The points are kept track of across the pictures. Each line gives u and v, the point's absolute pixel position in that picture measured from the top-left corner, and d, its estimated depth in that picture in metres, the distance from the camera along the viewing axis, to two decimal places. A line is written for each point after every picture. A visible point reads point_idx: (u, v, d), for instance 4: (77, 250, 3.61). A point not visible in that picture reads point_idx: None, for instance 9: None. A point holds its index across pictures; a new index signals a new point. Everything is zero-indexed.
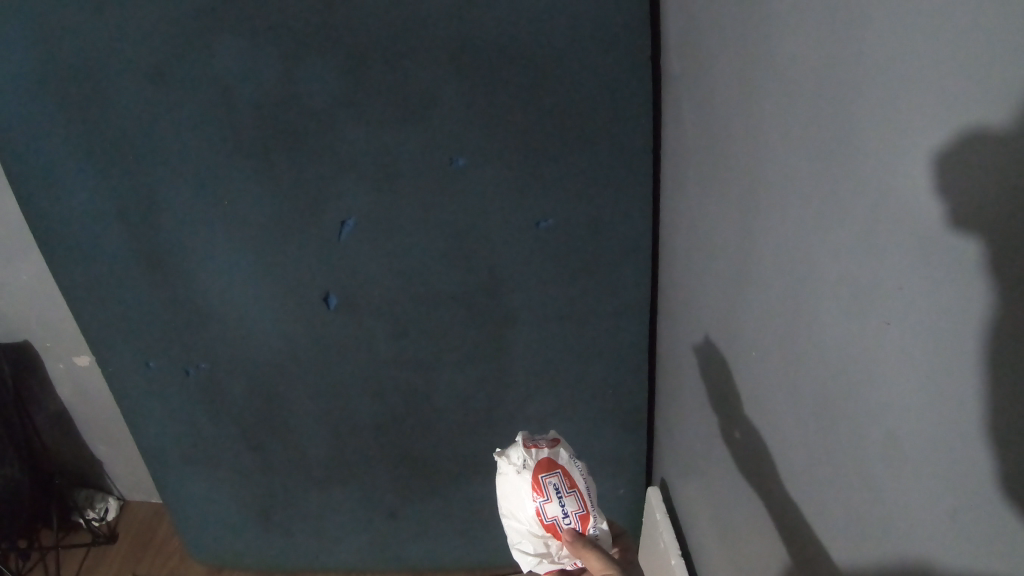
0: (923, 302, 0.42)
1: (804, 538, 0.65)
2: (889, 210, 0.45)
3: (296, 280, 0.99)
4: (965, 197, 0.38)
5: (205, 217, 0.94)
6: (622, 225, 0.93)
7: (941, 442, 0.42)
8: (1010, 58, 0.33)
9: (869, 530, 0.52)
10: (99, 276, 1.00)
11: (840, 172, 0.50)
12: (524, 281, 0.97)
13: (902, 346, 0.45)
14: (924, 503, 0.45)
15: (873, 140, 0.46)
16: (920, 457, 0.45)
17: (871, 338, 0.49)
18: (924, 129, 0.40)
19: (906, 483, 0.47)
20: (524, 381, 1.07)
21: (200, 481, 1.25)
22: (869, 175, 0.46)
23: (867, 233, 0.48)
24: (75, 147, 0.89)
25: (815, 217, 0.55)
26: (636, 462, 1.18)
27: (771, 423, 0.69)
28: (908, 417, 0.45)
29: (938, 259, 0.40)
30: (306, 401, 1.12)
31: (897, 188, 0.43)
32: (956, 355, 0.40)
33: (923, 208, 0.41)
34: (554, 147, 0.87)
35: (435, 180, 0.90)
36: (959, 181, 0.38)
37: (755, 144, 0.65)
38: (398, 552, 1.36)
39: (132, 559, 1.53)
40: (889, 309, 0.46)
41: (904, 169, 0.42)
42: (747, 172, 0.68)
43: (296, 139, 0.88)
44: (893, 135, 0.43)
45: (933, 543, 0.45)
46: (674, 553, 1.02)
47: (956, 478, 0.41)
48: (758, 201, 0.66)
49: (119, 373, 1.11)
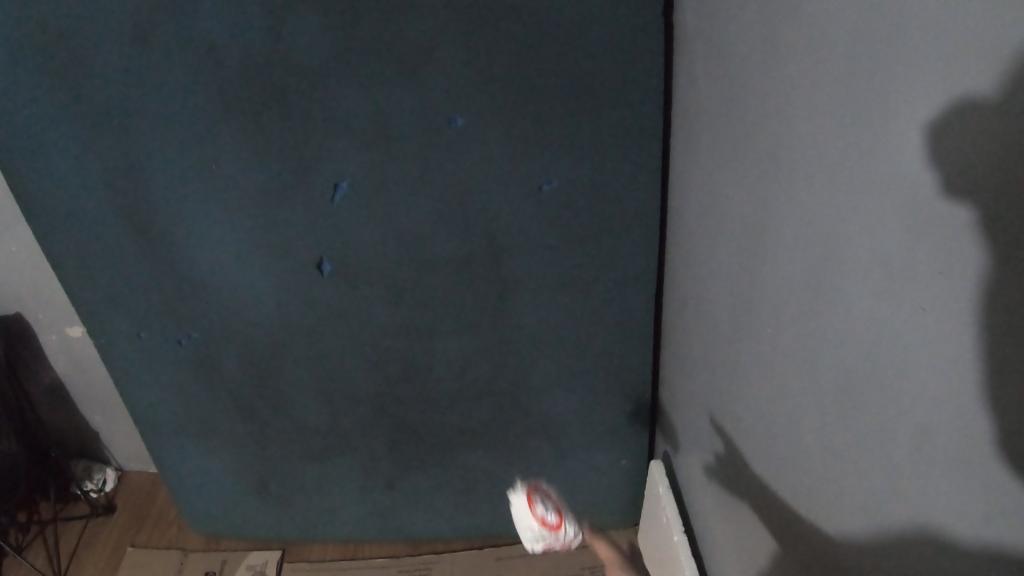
0: (934, 277, 0.41)
1: (817, 519, 0.64)
2: (887, 186, 0.44)
3: (290, 249, 0.97)
4: (963, 166, 0.37)
5: (197, 184, 0.91)
6: (629, 186, 0.90)
7: (959, 428, 0.41)
8: (1009, 21, 0.33)
9: (884, 517, 0.51)
10: (88, 247, 0.98)
11: (854, 139, 0.48)
12: (526, 246, 0.95)
13: (919, 328, 0.43)
14: (937, 487, 0.44)
15: (885, 103, 0.43)
16: (923, 427, 0.44)
17: (885, 319, 0.47)
18: (926, 96, 0.39)
19: (911, 455, 0.46)
20: (526, 349, 1.06)
21: (197, 454, 1.25)
22: (885, 143, 0.44)
23: (881, 205, 0.45)
24: (57, 113, 0.86)
25: (813, 194, 0.54)
26: (638, 428, 1.18)
27: (775, 394, 0.69)
28: (910, 387, 0.45)
29: (936, 228, 0.40)
30: (303, 370, 1.11)
31: (916, 154, 0.41)
32: (976, 337, 0.38)
33: (921, 180, 0.41)
34: (558, 105, 0.84)
35: (434, 141, 0.87)
36: (958, 148, 0.38)
37: (753, 119, 0.64)
38: (396, 521, 1.36)
39: (131, 530, 1.52)
40: (906, 286, 0.44)
41: (926, 134, 0.40)
42: (746, 146, 0.67)
43: (287, 98, 0.84)
44: (913, 96, 0.41)
45: (952, 533, 0.43)
46: (677, 527, 1.03)
47: (962, 442, 0.41)
48: (756, 176, 0.65)
49: (112, 346, 1.09)
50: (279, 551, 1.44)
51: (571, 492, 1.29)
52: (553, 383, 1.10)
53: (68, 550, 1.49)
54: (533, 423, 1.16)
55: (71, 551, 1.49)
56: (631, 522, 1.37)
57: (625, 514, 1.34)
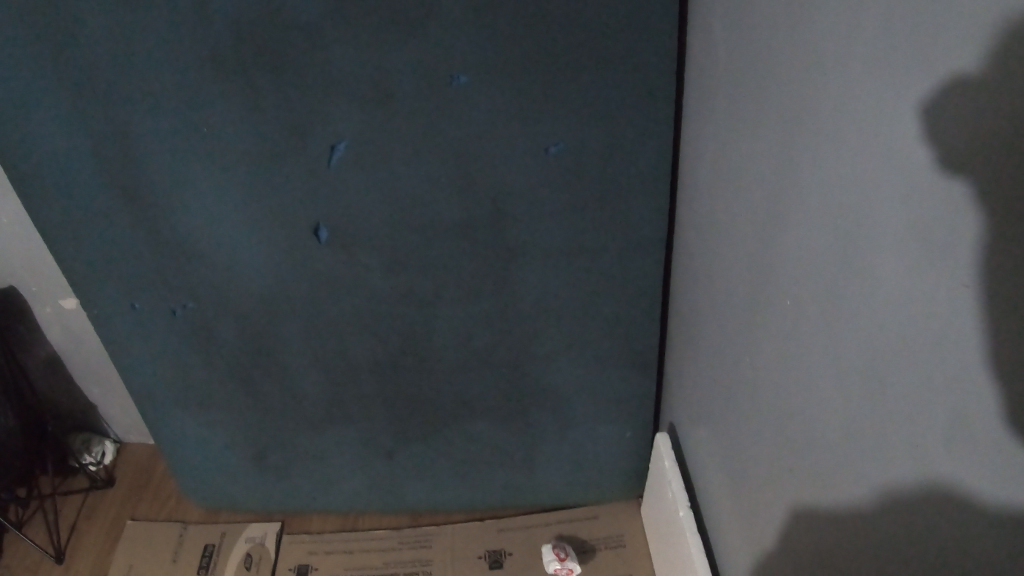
0: (958, 235, 0.40)
1: (821, 494, 0.63)
2: (911, 144, 0.44)
3: (287, 215, 0.94)
4: (993, 119, 0.37)
5: (191, 148, 0.88)
6: (638, 148, 0.87)
7: (987, 399, 0.40)
8: None
9: (900, 491, 0.51)
10: (79, 216, 0.95)
11: (882, 104, 0.46)
12: (531, 211, 0.92)
13: (947, 298, 0.42)
14: (956, 448, 0.44)
15: (910, 58, 0.43)
16: (942, 389, 0.44)
17: (908, 288, 0.46)
18: (954, 49, 0.39)
19: (927, 418, 0.46)
20: (529, 317, 1.04)
21: (194, 425, 1.23)
22: (916, 107, 0.43)
23: (911, 172, 0.44)
24: (42, 76, 0.83)
25: (829, 156, 0.54)
26: (642, 397, 1.16)
27: (780, 362, 0.68)
28: (929, 349, 0.45)
29: (962, 183, 0.39)
30: (301, 339, 1.09)
31: (952, 117, 0.40)
32: (1012, 305, 0.37)
33: (949, 135, 0.40)
34: (563, 63, 0.81)
35: (435, 100, 0.83)
36: (986, 100, 0.37)
37: (765, 82, 0.63)
38: (396, 492, 1.35)
39: (131, 503, 1.52)
40: (934, 255, 0.43)
41: (963, 95, 0.39)
42: (756, 110, 0.66)
43: (282, 57, 0.81)
44: (949, 57, 0.39)
45: (975, 505, 0.43)
46: (682, 503, 1.04)
47: (984, 402, 0.40)
48: (768, 140, 0.64)
49: (106, 316, 1.07)
50: (280, 522, 1.43)
51: (573, 462, 1.28)
52: (556, 352, 1.09)
53: (68, 524, 1.49)
54: (535, 392, 1.15)
55: (71, 525, 1.48)
56: (632, 492, 1.36)
57: (626, 484, 1.34)
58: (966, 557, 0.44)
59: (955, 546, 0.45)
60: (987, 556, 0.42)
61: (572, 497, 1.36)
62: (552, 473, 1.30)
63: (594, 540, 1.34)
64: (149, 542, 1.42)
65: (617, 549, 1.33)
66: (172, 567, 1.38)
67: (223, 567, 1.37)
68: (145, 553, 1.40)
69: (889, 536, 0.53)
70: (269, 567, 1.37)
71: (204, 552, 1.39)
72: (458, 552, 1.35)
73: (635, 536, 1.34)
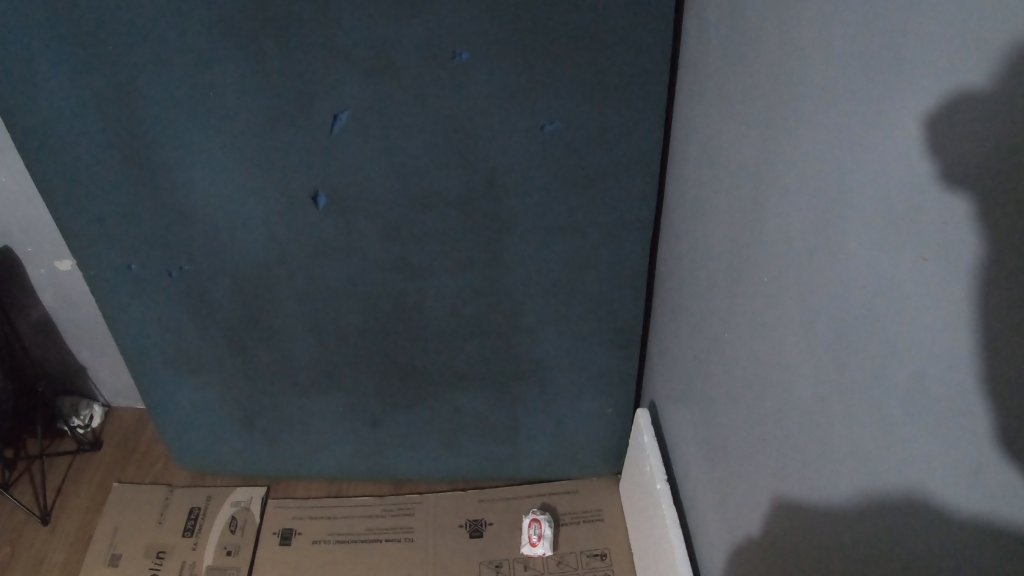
0: (936, 239, 0.43)
1: (804, 488, 0.65)
2: (896, 150, 0.46)
3: (285, 181, 0.95)
4: (973, 134, 0.39)
5: (193, 111, 0.89)
6: (633, 130, 0.90)
7: (968, 398, 0.42)
8: None
9: (883, 487, 0.52)
10: (77, 175, 0.96)
11: (873, 109, 0.49)
12: (524, 188, 0.94)
13: (935, 295, 0.44)
14: (924, 440, 0.47)
15: (901, 72, 0.45)
16: (913, 383, 0.47)
17: (885, 286, 0.49)
18: (943, 66, 0.41)
19: (897, 408, 0.49)
20: (519, 291, 1.06)
21: (185, 387, 1.25)
22: (910, 112, 0.45)
23: (902, 173, 0.46)
24: (46, 35, 0.83)
25: (817, 155, 0.56)
26: (625, 374, 1.19)
27: (761, 347, 0.71)
28: (903, 345, 0.48)
29: (942, 190, 0.42)
30: (295, 305, 1.11)
31: (937, 130, 0.42)
32: (1003, 303, 0.38)
33: (931, 146, 0.43)
34: (564, 45, 0.82)
35: (438, 76, 0.85)
36: (969, 117, 0.40)
37: (759, 81, 0.66)
38: (380, 458, 1.38)
39: (118, 465, 1.54)
40: (920, 256, 0.45)
41: (949, 110, 0.41)
42: (750, 105, 0.69)
43: (288, 26, 0.82)
44: (944, 64, 0.41)
45: (956, 502, 0.44)
46: (660, 477, 1.07)
47: (952, 398, 0.43)
48: (759, 137, 0.67)
49: (102, 276, 1.08)
50: (265, 487, 1.46)
51: (555, 436, 1.31)
52: (544, 326, 1.11)
53: (55, 485, 1.50)
54: (522, 365, 1.18)
55: (58, 486, 1.50)
56: (611, 467, 1.40)
57: (606, 460, 1.37)
58: (932, 544, 0.47)
59: (923, 533, 0.48)
60: (948, 540, 0.45)
61: (553, 470, 1.40)
62: (535, 446, 1.34)
63: (573, 513, 1.38)
64: (135, 504, 1.44)
65: (594, 523, 1.36)
66: (158, 529, 1.40)
67: (208, 529, 1.39)
68: (131, 515, 1.43)
69: (863, 526, 0.55)
70: (254, 530, 1.39)
71: (190, 515, 1.42)
72: (440, 521, 1.38)
73: (613, 510, 1.38)
